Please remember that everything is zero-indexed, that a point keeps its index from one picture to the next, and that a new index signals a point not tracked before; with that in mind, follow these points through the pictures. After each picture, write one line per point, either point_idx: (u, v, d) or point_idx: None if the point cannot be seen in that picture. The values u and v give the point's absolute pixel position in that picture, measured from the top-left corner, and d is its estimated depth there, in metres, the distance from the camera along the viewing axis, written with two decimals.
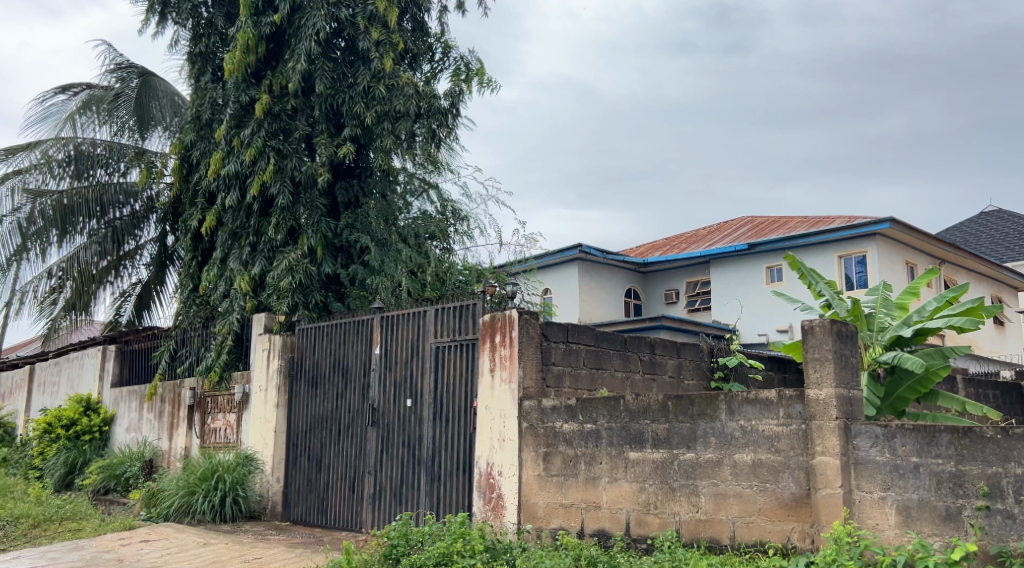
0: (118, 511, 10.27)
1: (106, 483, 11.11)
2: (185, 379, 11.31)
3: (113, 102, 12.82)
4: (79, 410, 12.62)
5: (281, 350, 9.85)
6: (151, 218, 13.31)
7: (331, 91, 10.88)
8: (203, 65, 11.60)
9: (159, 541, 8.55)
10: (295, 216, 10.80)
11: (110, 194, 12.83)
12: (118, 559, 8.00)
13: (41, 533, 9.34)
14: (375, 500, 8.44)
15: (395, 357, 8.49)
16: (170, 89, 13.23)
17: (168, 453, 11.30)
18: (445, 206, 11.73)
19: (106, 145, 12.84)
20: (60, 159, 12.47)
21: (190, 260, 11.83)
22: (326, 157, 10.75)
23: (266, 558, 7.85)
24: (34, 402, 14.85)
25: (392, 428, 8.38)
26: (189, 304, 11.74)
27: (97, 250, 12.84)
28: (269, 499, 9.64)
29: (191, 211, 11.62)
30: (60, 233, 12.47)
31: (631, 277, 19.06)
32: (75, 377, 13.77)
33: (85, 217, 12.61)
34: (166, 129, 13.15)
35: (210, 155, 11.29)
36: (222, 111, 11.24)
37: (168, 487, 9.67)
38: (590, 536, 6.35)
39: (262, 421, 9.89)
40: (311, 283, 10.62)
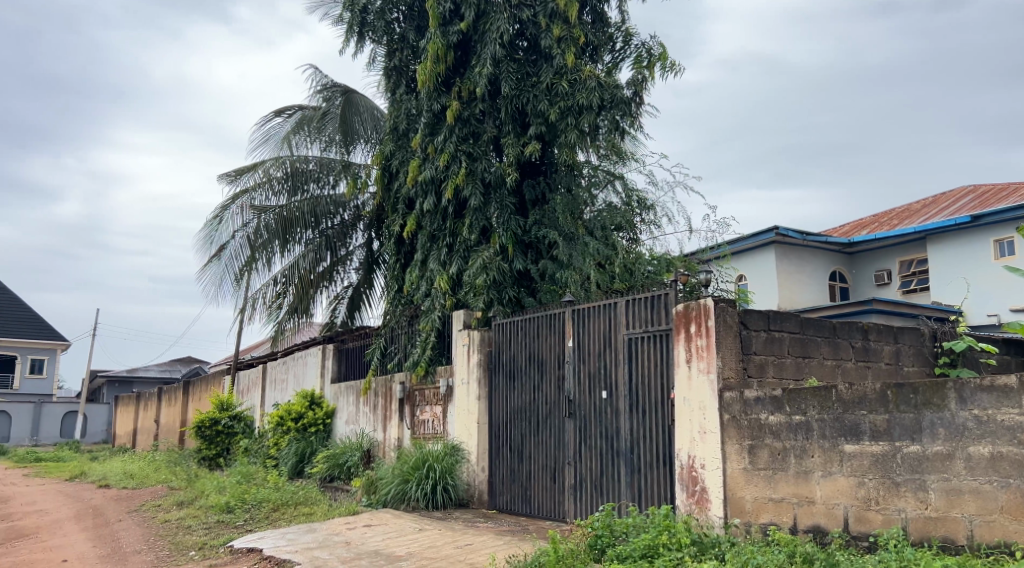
0: (343, 497, 11.11)
1: (331, 471, 12.06)
2: (395, 374, 12.00)
3: (321, 120, 13.73)
4: (305, 405, 13.71)
5: (480, 345, 10.22)
6: (359, 225, 14.27)
7: (516, 91, 11.11)
8: (398, 78, 12.26)
9: (381, 526, 9.15)
10: (487, 216, 11.16)
11: (322, 206, 13.82)
12: (345, 542, 8.65)
13: (280, 516, 10.29)
14: (576, 491, 8.55)
15: (589, 350, 8.55)
16: (369, 104, 14.03)
17: (383, 444, 12.05)
18: (631, 196, 11.58)
19: (317, 161, 13.74)
20: (279, 177, 13.53)
21: (394, 262, 12.55)
22: (514, 156, 11.00)
23: (477, 544, 8.17)
24: (267, 398, 16.33)
25: (589, 419, 8.45)
26: (395, 304, 12.46)
27: (314, 256, 13.93)
28: (476, 487, 10.05)
29: (393, 217, 12.34)
30: (281, 243, 13.64)
31: (835, 259, 18.02)
32: (300, 374, 15.01)
33: (303, 228, 13.69)
34: (368, 142, 14.00)
35: (407, 163, 11.96)
36: (416, 121, 11.86)
37: (385, 476, 10.29)
38: (804, 533, 6.08)
39: (465, 413, 10.32)
40: (504, 279, 10.89)
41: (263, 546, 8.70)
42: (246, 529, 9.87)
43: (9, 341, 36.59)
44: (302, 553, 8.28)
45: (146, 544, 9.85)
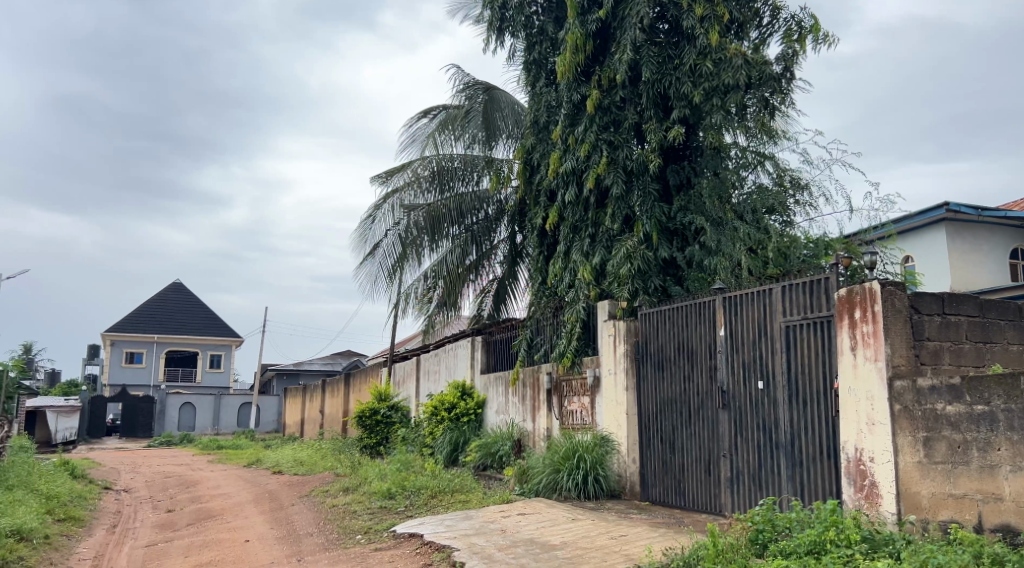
0: (497, 486, 11.34)
1: (484, 460, 12.34)
2: (543, 364, 12.08)
3: (465, 118, 13.96)
4: (457, 395, 14.03)
5: (626, 335, 10.10)
6: (503, 219, 14.46)
7: (658, 76, 10.87)
8: (537, 72, 12.29)
9: (535, 514, 9.26)
10: (629, 204, 11.01)
11: (468, 202, 14.07)
12: (501, 529, 8.81)
13: (438, 503, 10.63)
14: (733, 484, 8.31)
15: (742, 339, 8.27)
16: (511, 99, 14.16)
17: (533, 434, 12.17)
18: (783, 177, 11.12)
19: (462, 159, 13.94)
20: (426, 176, 13.92)
21: (538, 255, 12.64)
22: (657, 142, 10.77)
23: (632, 535, 8.10)
24: (422, 389, 16.86)
25: (744, 410, 8.18)
26: (540, 296, 12.56)
27: (461, 251, 14.25)
28: (627, 478, 9.97)
29: (536, 209, 12.43)
30: (430, 239, 14.06)
31: (1016, 236, 16.59)
32: (452, 365, 15.41)
33: (450, 224, 14.06)
34: (510, 137, 14.19)
35: (549, 155, 12.02)
36: (557, 113, 11.87)
37: (537, 465, 10.41)
38: (991, 532, 5.68)
39: (614, 404, 10.24)
40: (649, 268, 10.73)
41: (423, 532, 9.01)
42: (407, 515, 10.27)
43: (191, 338, 39.77)
44: (461, 540, 8.50)
45: (318, 527, 10.44)
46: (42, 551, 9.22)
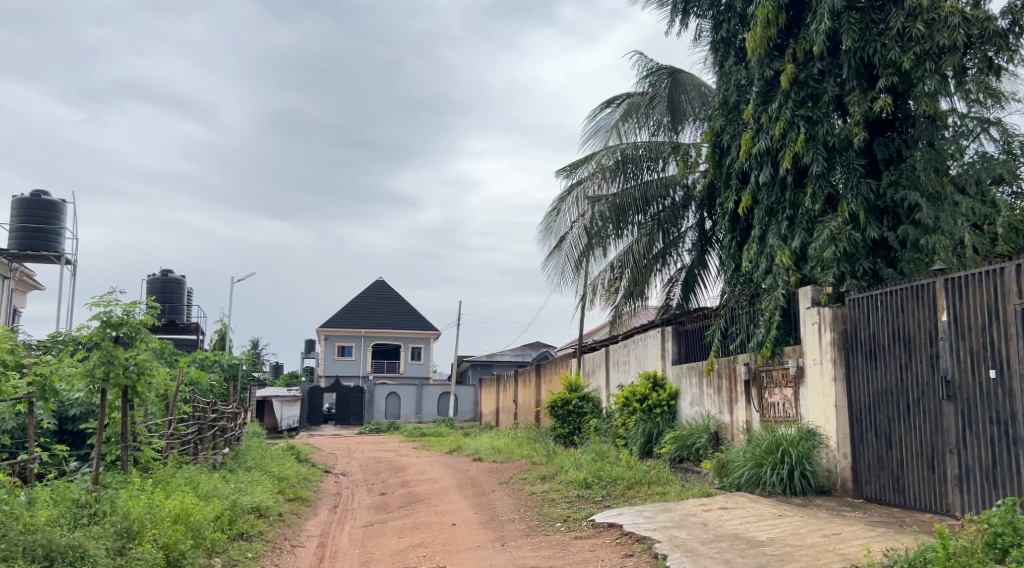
0: (695, 479, 11.08)
1: (680, 452, 12.09)
2: (740, 355, 11.63)
3: (649, 104, 13.60)
4: (649, 385, 13.86)
5: (832, 322, 9.49)
6: (691, 205, 14.08)
7: (860, 44, 10.11)
8: (726, 50, 11.84)
9: (738, 509, 8.96)
10: (832, 182, 10.39)
11: (654, 189, 13.82)
12: (703, 523, 8.60)
13: (635, 494, 10.54)
14: (962, 481, 7.63)
15: (969, 323, 7.55)
16: (697, 82, 13.69)
17: (731, 426, 11.75)
18: (1011, 144, 10.04)
19: (647, 146, 13.60)
20: (610, 166, 13.64)
21: (730, 241, 12.21)
22: (861, 115, 10.03)
23: (847, 534, 7.63)
24: (612, 379, 16.63)
25: (974, 401, 7.48)
26: (734, 283, 12.16)
27: (648, 240, 14.00)
28: (838, 474, 9.38)
29: (727, 193, 11.99)
30: (616, 229, 13.93)
31: None
32: (642, 356, 15.10)
33: (635, 213, 13.84)
34: (697, 120, 13.81)
35: (739, 137, 11.54)
36: (747, 91, 11.40)
37: (737, 459, 10.06)
38: None
39: (821, 396, 9.66)
40: (857, 250, 10.07)
41: (623, 522, 8.96)
42: (606, 505, 10.26)
43: (393, 331, 42.05)
44: (661, 532, 8.38)
45: (519, 514, 10.69)
46: (277, 526, 10.10)
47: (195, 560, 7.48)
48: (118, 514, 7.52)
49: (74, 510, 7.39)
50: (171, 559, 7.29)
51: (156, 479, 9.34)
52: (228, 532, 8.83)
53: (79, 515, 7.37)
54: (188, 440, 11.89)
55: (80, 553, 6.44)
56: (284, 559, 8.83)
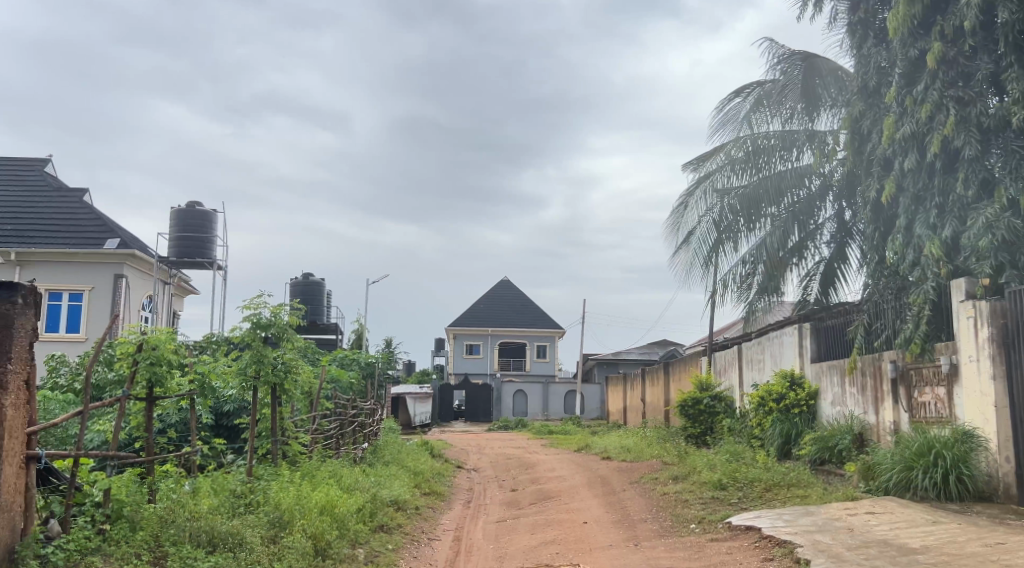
0: (838, 482, 10.60)
1: (821, 454, 11.60)
2: (885, 352, 11.04)
3: (782, 92, 13.09)
4: (785, 385, 13.34)
5: (990, 317, 8.84)
6: (829, 195, 13.26)
7: (1020, 15, 9.26)
8: (864, 32, 11.24)
9: (886, 515, 8.50)
10: (989, 166, 9.69)
11: (788, 180, 13.16)
12: (849, 528, 8.20)
13: (774, 496, 10.19)
14: None
15: None
16: (834, 66, 12.85)
17: (877, 427, 11.15)
18: None
19: (778, 135, 13.19)
20: (740, 157, 13.39)
21: (872, 232, 11.59)
22: (1020, 92, 9.25)
23: (1011, 544, 7.10)
24: (746, 378, 16.14)
25: None
26: (877, 276, 11.54)
27: (780, 233, 13.24)
28: (999, 479, 8.72)
29: (869, 182, 11.40)
30: (747, 222, 13.49)
31: None
32: (778, 353, 14.57)
33: (769, 205, 13.30)
34: (834, 105, 12.91)
35: (882, 122, 10.98)
36: (890, 74, 10.80)
37: (884, 461, 9.55)
38: None
39: (978, 396, 9.03)
40: (1021, 239, 9.13)
41: (761, 526, 8.67)
42: (742, 507, 9.98)
43: (519, 330, 42.44)
44: (803, 536, 8.05)
45: (651, 514, 10.55)
46: (415, 519, 10.39)
47: (341, 550, 7.80)
48: (270, 505, 7.95)
49: (232, 499, 7.86)
50: (320, 548, 7.63)
51: (303, 472, 9.81)
52: (369, 524, 9.16)
53: (237, 504, 7.85)
54: (331, 434, 12.43)
55: (238, 540, 6.83)
56: (422, 551, 9.06)
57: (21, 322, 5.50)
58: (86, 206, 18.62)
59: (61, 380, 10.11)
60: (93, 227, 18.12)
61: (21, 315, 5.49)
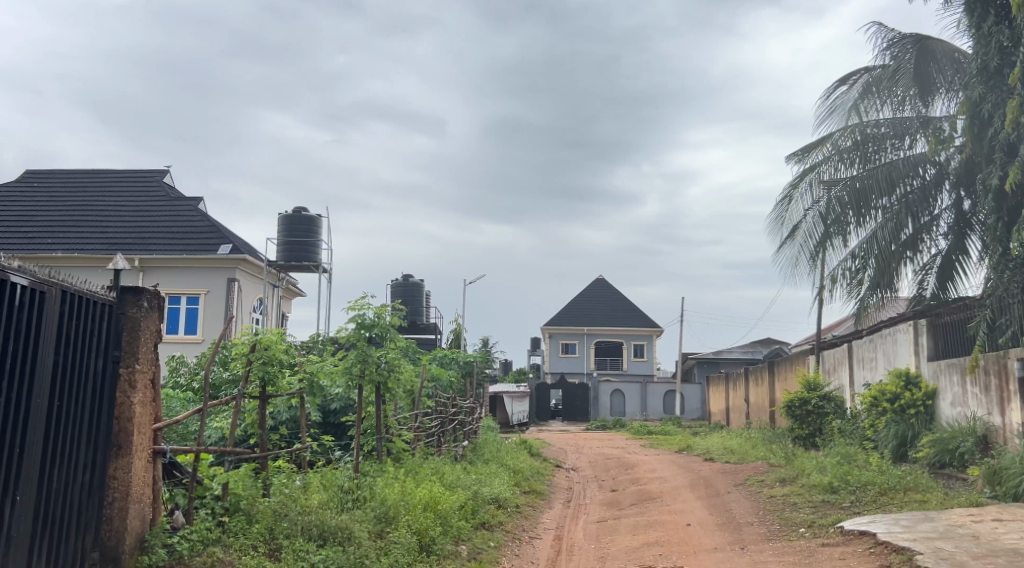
0: (960, 487, 10.04)
1: (941, 457, 11.05)
2: (1010, 349, 10.43)
3: (892, 77, 12.47)
4: (900, 385, 12.75)
5: None
6: (946, 184, 12.55)
7: None
8: (982, 10, 10.60)
9: (1015, 522, 7.99)
10: None
11: (900, 170, 12.51)
12: (974, 536, 7.74)
13: (889, 501, 9.74)
14: None
15: None
16: (949, 47, 12.13)
17: (1003, 429, 10.50)
18: None
19: (890, 123, 12.63)
20: (848, 147, 12.90)
21: (994, 222, 10.93)
22: None
23: None
24: (857, 378, 15.51)
25: None
26: (1002, 270, 10.77)
27: (893, 225, 12.65)
28: None
29: (990, 168, 10.80)
30: (857, 215, 12.92)
31: None
32: (892, 352, 13.93)
33: (880, 196, 12.66)
34: (950, 90, 12.20)
35: (1005, 105, 10.33)
36: (1013, 53, 10.21)
37: (1013, 465, 8.98)
38: None
39: None
40: None
41: (877, 531, 8.30)
42: (854, 511, 9.58)
43: (616, 329, 42.10)
44: (923, 543, 7.65)
45: (758, 517, 10.27)
46: (516, 517, 10.43)
47: (445, 546, 7.90)
48: (377, 500, 8.12)
49: (340, 495, 8.06)
50: (424, 544, 7.73)
51: (408, 469, 9.99)
52: (471, 521, 9.24)
53: (345, 499, 8.04)
54: (433, 432, 12.64)
55: (348, 534, 7.00)
56: (524, 550, 9.06)
57: (147, 323, 5.78)
58: (200, 214, 19.51)
59: (181, 379, 10.63)
60: (208, 234, 18.95)
61: (146, 317, 5.76)
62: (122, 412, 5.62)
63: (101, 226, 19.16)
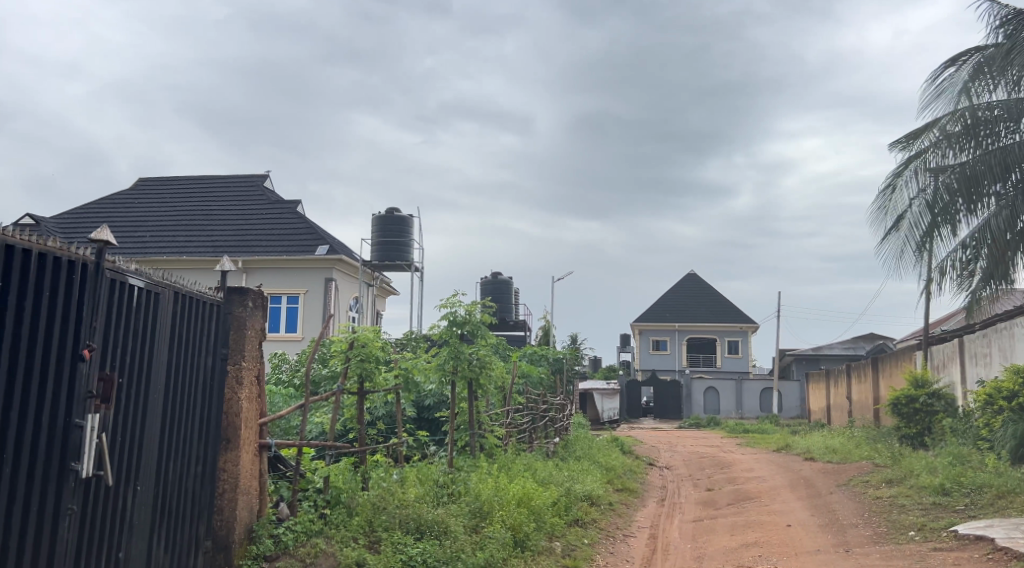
0: None
1: None
2: None
3: (1006, 57, 11.75)
4: (1017, 381, 12.07)
5: None
6: None
7: None
8: None
9: None
10: None
11: (1015, 155, 11.81)
12: None
13: (1008, 505, 9.21)
14: None
15: None
16: None
17: None
18: None
19: (1003, 105, 12.01)
20: (958, 132, 12.27)
21: None
22: None
23: None
24: (969, 374, 14.74)
25: None
26: None
27: (1007, 214, 11.95)
28: None
29: None
30: (968, 203, 12.14)
31: None
32: (1007, 347, 13.26)
33: (993, 181, 11.94)
34: None
35: None
36: None
37: None
38: None
39: None
40: None
41: (995, 536, 7.87)
42: (969, 514, 9.11)
43: (709, 325, 41.32)
44: None
45: (863, 519, 9.89)
46: (609, 515, 10.35)
47: (539, 542, 7.93)
48: (471, 495, 8.20)
49: (436, 489, 8.19)
50: (519, 539, 7.77)
51: (501, 464, 10.06)
52: (564, 518, 9.25)
53: (441, 494, 8.15)
54: (524, 429, 12.70)
55: (444, 528, 7.11)
56: (618, 548, 8.99)
57: (252, 322, 5.98)
58: (298, 216, 20.16)
59: (283, 375, 10.99)
60: (306, 235, 19.54)
61: (251, 316, 5.96)
62: (230, 407, 5.85)
63: (207, 230, 20.00)
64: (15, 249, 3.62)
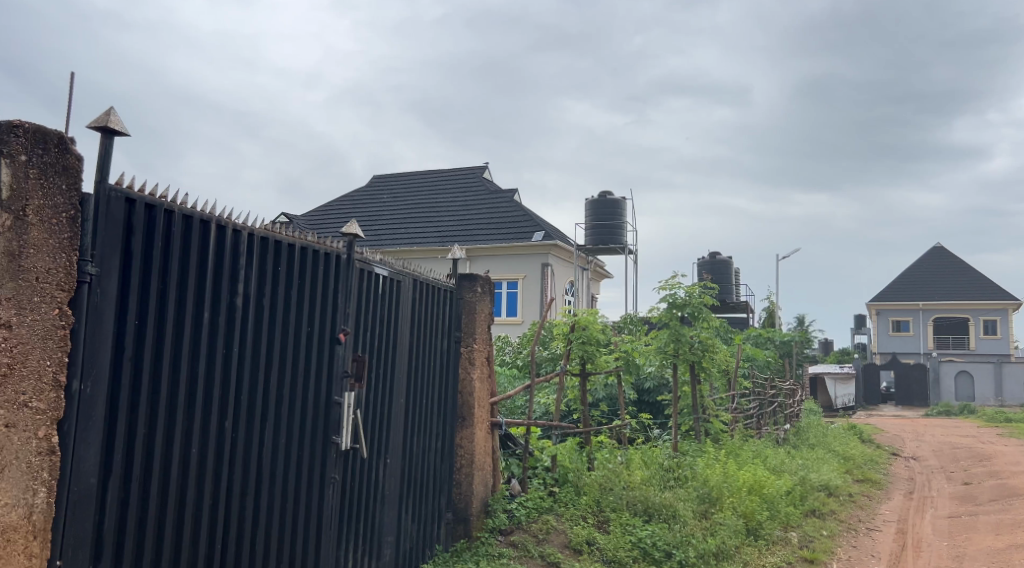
0: None
1: None
2: None
3: None
4: None
5: None
6: None
7: None
8: None
9: None
10: None
11: None
12: None
13: None
14: None
15: None
16: None
17: None
18: None
19: None
20: None
21: None
22: None
23: None
24: None
25: None
26: None
27: None
28: None
29: None
30: None
31: None
32: None
33: None
34: None
35: None
36: None
37: None
38: None
39: None
40: None
41: None
42: None
43: (959, 303, 37.52)
44: None
45: None
46: (850, 507, 9.70)
47: (773, 531, 7.57)
48: (699, 480, 8.01)
49: (662, 472, 8.09)
50: (752, 527, 7.49)
51: (729, 450, 9.75)
52: (801, 507, 8.80)
53: (667, 477, 8.05)
54: (751, 414, 12.23)
55: (672, 512, 6.97)
56: (862, 542, 8.40)
57: (482, 306, 6.19)
58: (516, 205, 20.68)
59: (508, 356, 11.37)
60: (523, 222, 19.99)
61: (481, 301, 6.17)
62: (465, 387, 6.12)
63: (434, 221, 21.08)
64: (283, 244, 3.99)
